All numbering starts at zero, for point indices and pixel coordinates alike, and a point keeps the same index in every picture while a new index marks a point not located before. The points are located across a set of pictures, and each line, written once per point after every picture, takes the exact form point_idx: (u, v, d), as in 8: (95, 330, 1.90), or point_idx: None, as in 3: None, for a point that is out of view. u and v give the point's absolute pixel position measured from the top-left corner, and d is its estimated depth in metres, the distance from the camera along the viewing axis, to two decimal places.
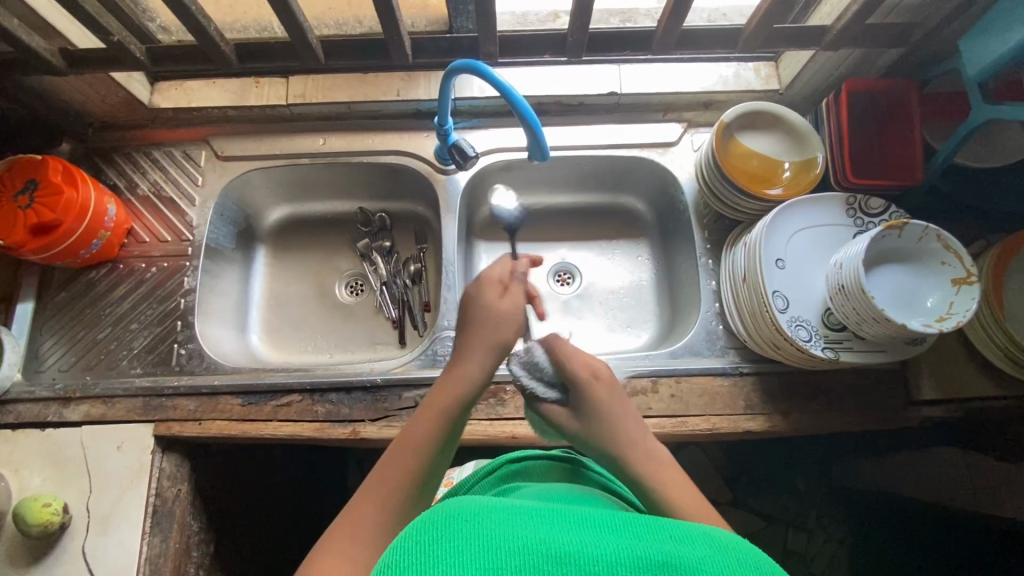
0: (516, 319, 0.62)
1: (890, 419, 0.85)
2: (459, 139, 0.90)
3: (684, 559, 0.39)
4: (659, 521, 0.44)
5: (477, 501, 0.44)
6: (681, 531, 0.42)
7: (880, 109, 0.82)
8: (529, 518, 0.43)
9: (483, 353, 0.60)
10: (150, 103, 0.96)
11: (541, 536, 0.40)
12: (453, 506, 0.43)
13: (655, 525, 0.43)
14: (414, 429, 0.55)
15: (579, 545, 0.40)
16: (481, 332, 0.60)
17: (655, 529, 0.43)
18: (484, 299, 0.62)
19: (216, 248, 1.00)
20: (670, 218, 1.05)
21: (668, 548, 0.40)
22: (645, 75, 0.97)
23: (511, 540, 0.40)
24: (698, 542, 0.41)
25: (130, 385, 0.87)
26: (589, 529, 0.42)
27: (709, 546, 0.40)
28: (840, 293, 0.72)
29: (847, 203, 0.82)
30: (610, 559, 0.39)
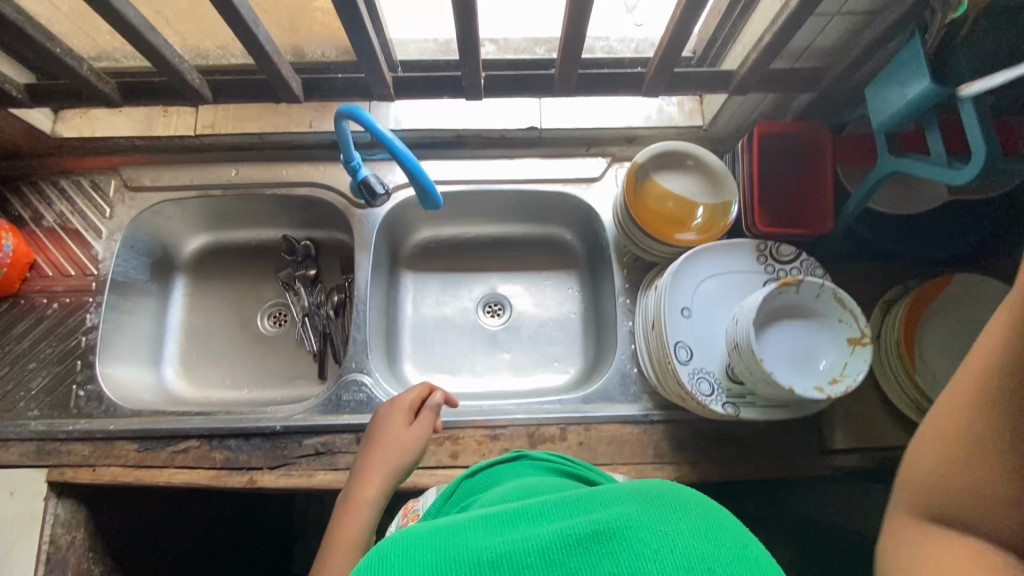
0: (409, 441, 0.72)
1: (802, 468, 0.84)
2: (368, 174, 0.87)
3: (611, 523, 0.34)
4: (586, 491, 0.38)
5: (400, 531, 0.37)
6: (607, 494, 0.38)
7: (791, 154, 0.80)
8: (458, 531, 0.37)
9: (382, 469, 0.69)
10: (53, 132, 0.93)
11: (471, 546, 0.35)
12: (388, 537, 0.37)
13: (581, 497, 0.38)
14: (336, 560, 0.60)
15: (508, 546, 0.34)
16: (376, 455, 0.71)
17: (586, 500, 0.37)
18: (387, 428, 0.73)
19: (126, 281, 0.97)
20: (597, 252, 1.02)
21: (593, 517, 0.35)
22: (566, 108, 0.95)
23: (435, 557, 0.34)
24: (635, 498, 0.36)
25: (24, 428, 0.85)
26: (524, 522, 0.37)
27: (638, 499, 0.36)
28: (735, 350, 0.69)
29: (757, 250, 0.80)
30: (540, 551, 0.34)
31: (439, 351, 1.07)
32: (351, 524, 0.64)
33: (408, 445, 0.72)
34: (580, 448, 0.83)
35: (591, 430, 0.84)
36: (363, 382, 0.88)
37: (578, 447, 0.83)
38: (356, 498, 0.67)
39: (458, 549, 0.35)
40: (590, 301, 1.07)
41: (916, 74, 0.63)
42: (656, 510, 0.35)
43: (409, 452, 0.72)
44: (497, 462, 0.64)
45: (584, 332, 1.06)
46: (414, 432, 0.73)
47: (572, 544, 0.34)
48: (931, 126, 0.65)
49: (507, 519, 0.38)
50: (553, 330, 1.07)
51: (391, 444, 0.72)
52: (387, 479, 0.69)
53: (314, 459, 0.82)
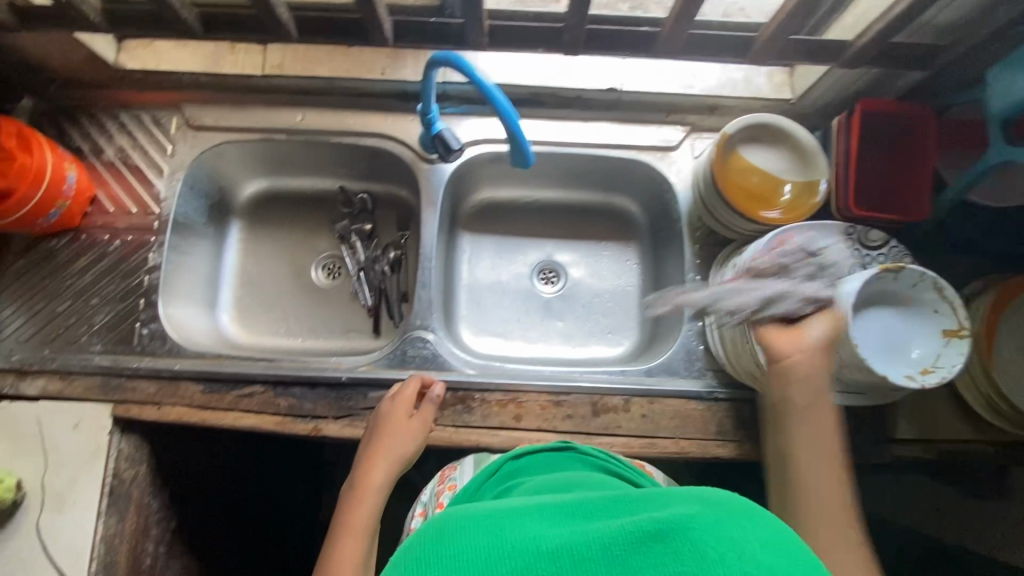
0: (412, 431, 0.77)
1: (862, 455, 0.84)
2: (443, 129, 0.84)
3: (672, 517, 0.38)
4: (651, 493, 0.43)
5: (454, 513, 0.45)
6: (649, 498, 0.43)
7: (890, 135, 0.77)
8: (520, 518, 0.43)
9: (388, 459, 0.75)
10: (116, 63, 0.89)
11: (528, 534, 0.41)
12: (422, 530, 0.45)
13: (637, 500, 0.43)
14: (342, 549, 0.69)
15: (569, 538, 0.40)
16: (381, 447, 0.76)
17: (644, 501, 0.43)
18: (391, 414, 0.78)
19: (186, 222, 0.95)
20: (663, 225, 1.00)
21: (658, 515, 0.39)
22: (646, 73, 0.92)
23: (504, 541, 0.40)
24: (692, 502, 0.40)
25: (89, 363, 0.84)
26: (580, 516, 0.43)
27: (698, 505, 0.40)
28: (824, 334, 0.69)
29: (845, 233, 0.78)
30: (601, 542, 0.39)
31: (493, 315, 1.06)
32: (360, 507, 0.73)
33: (410, 434, 0.77)
34: (643, 420, 0.83)
35: (654, 404, 0.84)
36: (427, 340, 0.87)
37: (641, 419, 0.83)
38: (363, 486, 0.75)
39: (513, 538, 0.40)
40: (649, 274, 1.05)
41: None
42: (725, 512, 0.39)
43: (409, 442, 0.77)
44: (543, 448, 0.74)
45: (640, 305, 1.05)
46: (416, 424, 0.78)
47: (632, 539, 0.38)
48: None
49: (565, 514, 0.44)
50: (609, 301, 1.06)
51: (394, 435, 0.77)
52: (392, 469, 0.75)
53: None
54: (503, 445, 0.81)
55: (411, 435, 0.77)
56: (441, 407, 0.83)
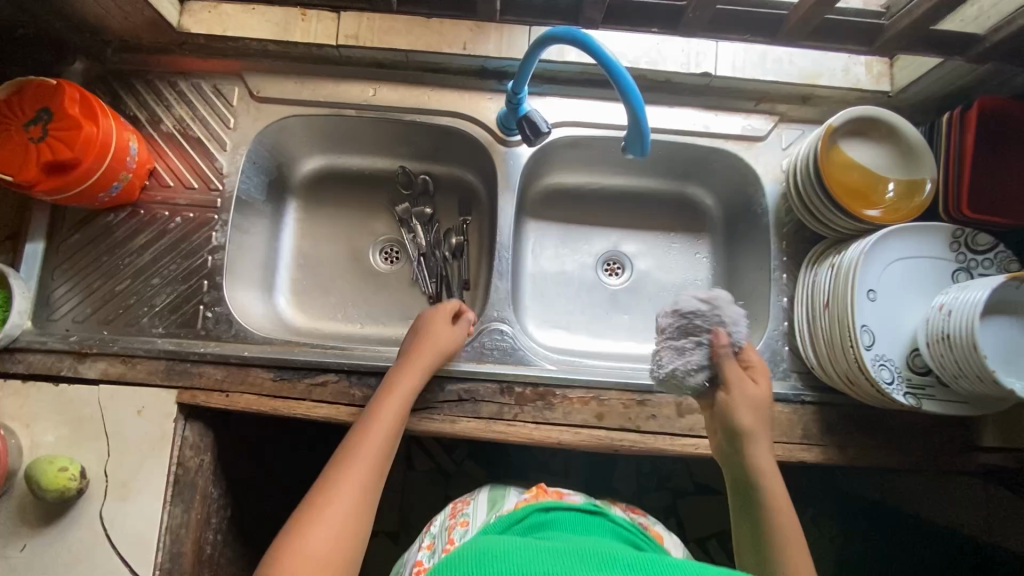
0: (453, 341, 0.79)
1: (948, 462, 0.83)
2: (531, 110, 0.80)
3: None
4: (671, 559, 0.50)
5: (484, 551, 0.50)
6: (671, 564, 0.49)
7: (1008, 134, 0.74)
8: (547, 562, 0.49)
9: (422, 364, 0.75)
10: (180, 26, 0.83)
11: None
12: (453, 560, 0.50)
13: (665, 564, 0.49)
14: (371, 423, 0.70)
15: None
16: (423, 345, 0.77)
17: (671, 566, 0.49)
18: (433, 317, 0.80)
19: (247, 200, 0.90)
20: (743, 219, 0.97)
21: None
22: (744, 57, 0.86)
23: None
24: None
25: (152, 346, 0.80)
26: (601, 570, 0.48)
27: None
28: (942, 342, 0.66)
29: (953, 236, 0.75)
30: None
31: (558, 306, 1.02)
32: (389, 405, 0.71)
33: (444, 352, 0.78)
34: None
35: None
36: (505, 331, 0.84)
37: None
38: (392, 390, 0.72)
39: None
40: (720, 269, 1.02)
41: None
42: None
43: (444, 349, 0.78)
44: (571, 507, 0.69)
45: None
46: (454, 335, 0.79)
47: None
48: None
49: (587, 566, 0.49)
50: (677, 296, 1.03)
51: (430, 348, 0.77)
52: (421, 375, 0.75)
53: (457, 406, 0.79)
54: (586, 443, 0.79)
55: (447, 341, 0.78)
56: (522, 402, 0.80)
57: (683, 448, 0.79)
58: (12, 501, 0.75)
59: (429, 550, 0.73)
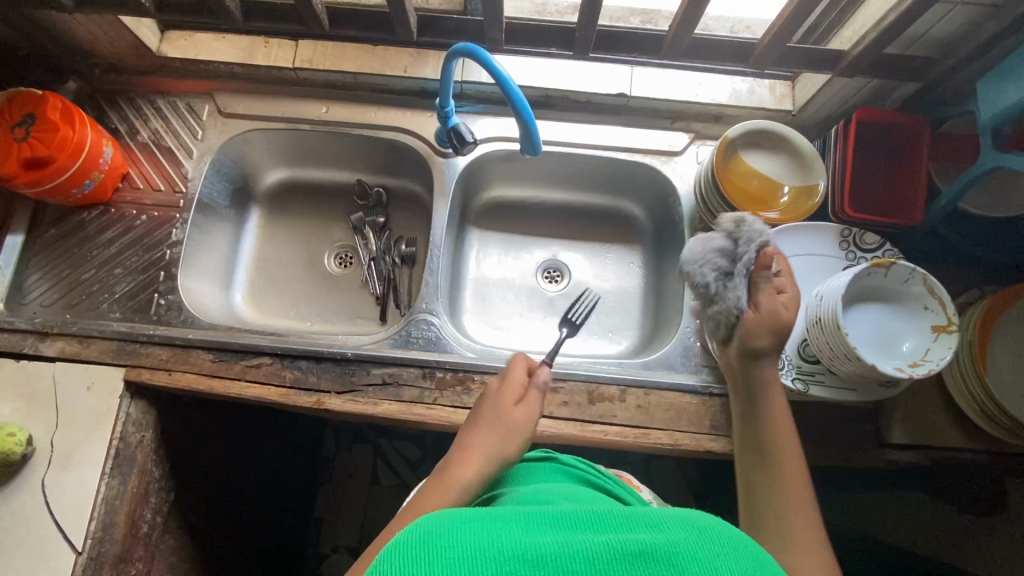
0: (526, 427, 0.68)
1: (856, 458, 0.84)
2: (459, 123, 0.89)
3: (659, 544, 0.42)
4: (641, 512, 0.46)
5: (450, 510, 0.46)
6: (654, 518, 0.46)
7: (887, 143, 0.81)
8: (504, 525, 0.45)
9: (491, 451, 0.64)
10: (158, 51, 0.96)
11: (519, 541, 0.42)
12: (424, 520, 0.44)
13: (631, 514, 0.46)
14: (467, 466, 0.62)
15: (555, 546, 0.42)
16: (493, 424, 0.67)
17: (628, 519, 0.45)
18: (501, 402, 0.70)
19: (210, 203, 1.00)
20: (666, 228, 1.03)
21: (639, 536, 0.43)
22: (655, 80, 0.96)
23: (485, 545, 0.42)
24: (671, 528, 0.44)
25: (107, 328, 0.88)
26: (564, 528, 0.45)
27: (684, 528, 0.44)
28: (817, 326, 0.70)
29: (840, 235, 0.80)
30: (586, 556, 0.41)
31: (498, 309, 1.08)
32: (420, 508, 0.59)
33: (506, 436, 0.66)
34: (638, 411, 0.84)
35: (651, 396, 0.85)
36: (431, 322, 0.90)
37: (636, 409, 0.85)
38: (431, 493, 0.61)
39: (505, 541, 0.42)
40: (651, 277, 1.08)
41: None
42: (705, 539, 0.43)
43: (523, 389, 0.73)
44: (526, 458, 0.70)
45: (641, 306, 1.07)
46: (520, 417, 0.69)
47: (619, 555, 0.41)
48: None
49: (544, 521, 0.46)
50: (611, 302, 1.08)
51: (490, 434, 0.66)
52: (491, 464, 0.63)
53: (380, 389, 0.84)
54: None
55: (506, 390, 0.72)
56: (441, 386, 0.85)
57: (592, 433, 0.83)
58: None
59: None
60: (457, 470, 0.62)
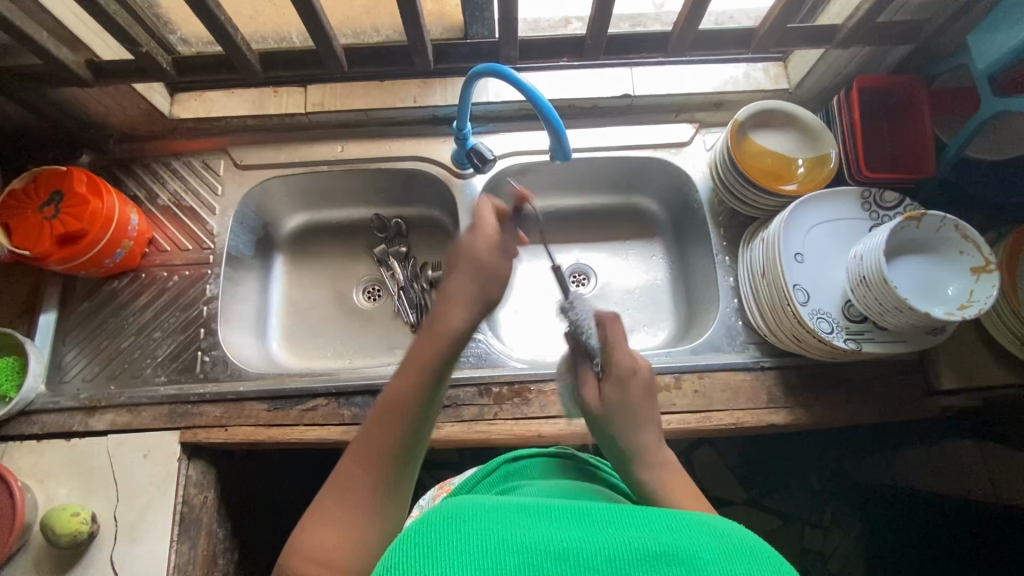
0: None
1: (911, 410, 0.86)
2: (477, 143, 0.92)
3: (680, 548, 0.40)
4: (663, 513, 0.45)
5: (473, 500, 0.46)
6: (679, 521, 0.44)
7: (889, 106, 0.84)
8: (527, 518, 0.44)
9: (425, 366, 0.55)
10: (171, 114, 0.97)
11: (542, 536, 0.41)
12: (442, 506, 0.45)
13: (654, 516, 0.44)
14: (395, 391, 0.54)
15: (577, 543, 0.41)
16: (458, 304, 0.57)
17: (648, 518, 0.44)
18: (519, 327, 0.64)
19: (237, 256, 1.01)
20: (685, 217, 1.06)
21: (664, 538, 0.41)
22: (656, 78, 0.99)
23: (513, 537, 0.41)
24: (696, 531, 0.43)
25: (155, 393, 0.87)
26: (585, 523, 0.44)
27: (703, 534, 0.42)
28: (862, 285, 0.73)
29: (862, 197, 0.84)
30: (610, 554, 0.40)
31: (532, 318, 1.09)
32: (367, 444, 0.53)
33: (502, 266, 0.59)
34: (696, 396, 0.86)
35: (704, 379, 0.87)
36: (478, 339, 0.91)
37: (694, 394, 0.86)
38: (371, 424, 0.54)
39: (526, 535, 0.41)
40: (676, 267, 1.10)
41: None
42: (726, 549, 0.41)
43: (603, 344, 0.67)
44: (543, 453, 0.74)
45: (671, 296, 1.09)
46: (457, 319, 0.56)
47: (640, 558, 0.40)
48: None
49: (567, 516, 0.44)
50: (641, 296, 1.10)
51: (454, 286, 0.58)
52: (429, 380, 0.54)
53: (440, 412, 0.84)
54: (564, 432, 0.83)
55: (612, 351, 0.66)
56: (500, 401, 0.85)
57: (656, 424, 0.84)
58: (29, 555, 0.79)
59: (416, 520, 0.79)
60: (414, 363, 0.55)
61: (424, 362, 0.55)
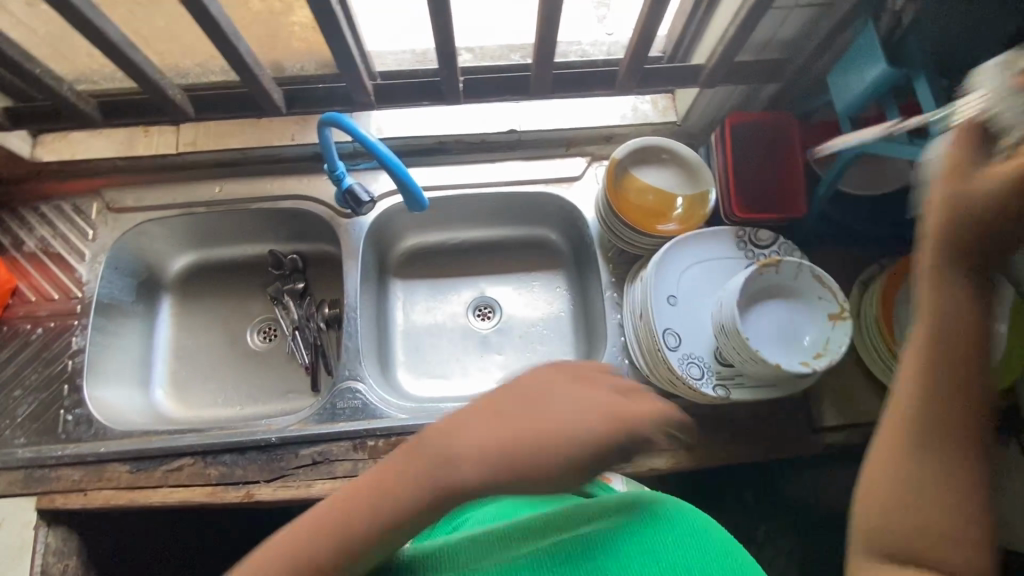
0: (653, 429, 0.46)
1: (795, 448, 0.86)
2: (353, 183, 0.89)
3: (622, 557, 0.43)
4: (588, 508, 0.49)
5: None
6: (604, 526, 0.46)
7: (762, 144, 0.83)
8: None
9: (461, 475, 0.43)
10: (32, 156, 0.92)
11: None
12: None
13: (582, 533, 0.46)
14: (394, 469, 0.44)
15: None
16: (538, 422, 0.44)
17: (581, 534, 0.45)
18: (564, 388, 0.46)
19: (112, 302, 0.96)
20: (582, 249, 1.04)
21: (596, 541, 0.44)
22: (543, 112, 0.97)
23: None
24: (623, 519, 0.46)
25: (10, 457, 0.83)
26: (529, 566, 0.43)
27: (640, 530, 0.45)
28: (722, 333, 0.71)
29: (736, 236, 0.83)
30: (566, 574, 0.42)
31: (432, 355, 1.07)
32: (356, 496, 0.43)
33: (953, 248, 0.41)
34: None
35: None
36: (357, 390, 0.88)
37: None
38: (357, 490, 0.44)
39: None
40: (578, 299, 1.08)
41: (872, 59, 0.66)
42: (648, 528, 0.45)
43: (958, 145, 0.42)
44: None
45: (573, 329, 1.07)
46: (545, 451, 0.43)
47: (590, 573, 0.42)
48: (891, 108, 0.69)
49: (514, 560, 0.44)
50: (544, 330, 1.08)
51: (530, 422, 0.44)
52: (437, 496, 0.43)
53: (312, 469, 0.81)
54: None
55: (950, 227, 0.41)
56: (375, 455, 0.83)
57: None
58: None
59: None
60: (450, 466, 0.43)
61: (441, 483, 0.43)
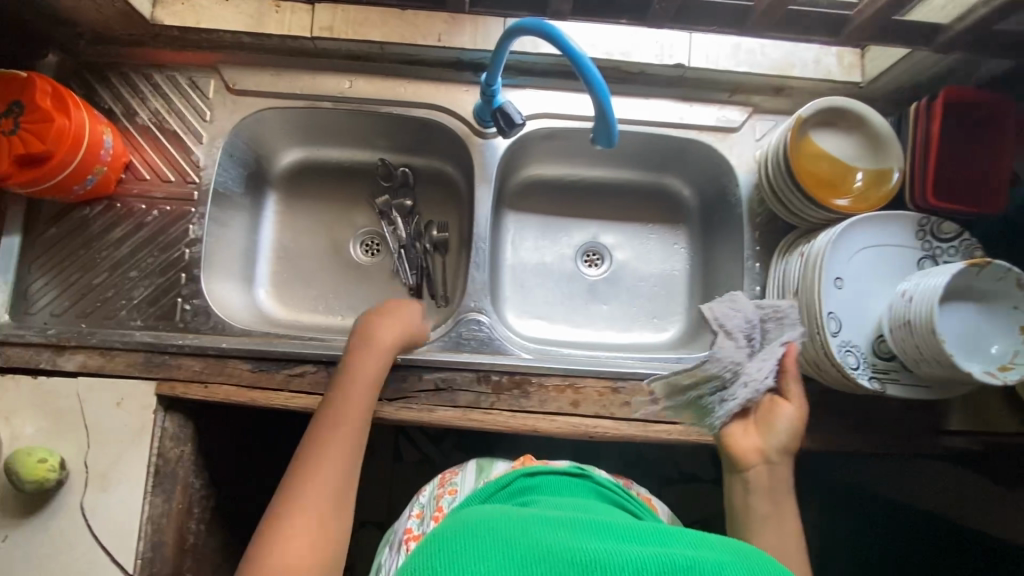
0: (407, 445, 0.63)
1: (915, 446, 0.84)
2: (506, 102, 0.80)
3: (704, 561, 0.44)
4: (669, 530, 0.49)
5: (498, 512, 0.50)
6: (684, 536, 0.48)
7: (971, 126, 0.75)
8: (540, 528, 0.48)
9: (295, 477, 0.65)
10: (153, 19, 0.83)
11: (545, 543, 0.45)
12: (470, 519, 0.49)
13: (654, 531, 0.49)
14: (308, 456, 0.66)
15: (594, 549, 0.44)
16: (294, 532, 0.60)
17: (656, 534, 0.48)
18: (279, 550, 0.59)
19: (225, 193, 0.91)
20: (717, 209, 0.98)
21: (677, 549, 0.45)
22: (716, 49, 0.87)
23: (534, 543, 0.45)
24: (705, 546, 0.46)
25: (129, 338, 0.81)
26: (587, 535, 0.47)
27: (710, 547, 0.46)
28: (903, 328, 0.69)
29: (918, 224, 0.76)
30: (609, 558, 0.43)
31: (538, 296, 1.03)
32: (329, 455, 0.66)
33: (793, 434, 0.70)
34: None
35: None
36: (481, 322, 0.85)
37: None
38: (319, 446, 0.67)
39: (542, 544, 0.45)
40: (697, 259, 1.03)
41: None
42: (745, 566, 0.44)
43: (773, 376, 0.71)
44: (553, 470, 0.67)
45: (687, 290, 1.03)
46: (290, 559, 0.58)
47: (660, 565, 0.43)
48: None
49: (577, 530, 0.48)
50: (655, 286, 1.04)
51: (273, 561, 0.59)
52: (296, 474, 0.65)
53: (434, 395, 0.80)
54: (561, 431, 0.80)
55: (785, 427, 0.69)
56: (498, 391, 0.81)
57: (656, 433, 0.80)
58: None
59: (419, 518, 0.72)
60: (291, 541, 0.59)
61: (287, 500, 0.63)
